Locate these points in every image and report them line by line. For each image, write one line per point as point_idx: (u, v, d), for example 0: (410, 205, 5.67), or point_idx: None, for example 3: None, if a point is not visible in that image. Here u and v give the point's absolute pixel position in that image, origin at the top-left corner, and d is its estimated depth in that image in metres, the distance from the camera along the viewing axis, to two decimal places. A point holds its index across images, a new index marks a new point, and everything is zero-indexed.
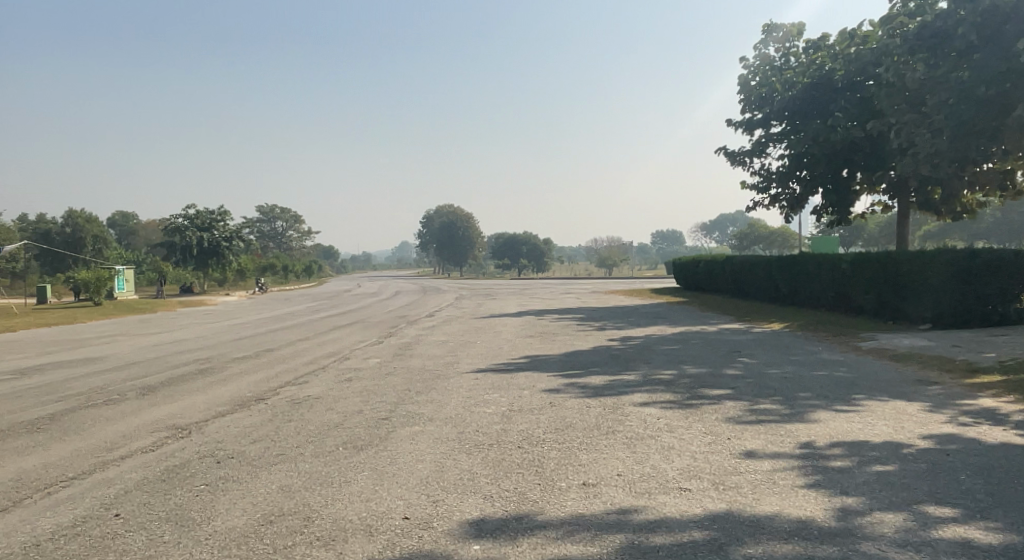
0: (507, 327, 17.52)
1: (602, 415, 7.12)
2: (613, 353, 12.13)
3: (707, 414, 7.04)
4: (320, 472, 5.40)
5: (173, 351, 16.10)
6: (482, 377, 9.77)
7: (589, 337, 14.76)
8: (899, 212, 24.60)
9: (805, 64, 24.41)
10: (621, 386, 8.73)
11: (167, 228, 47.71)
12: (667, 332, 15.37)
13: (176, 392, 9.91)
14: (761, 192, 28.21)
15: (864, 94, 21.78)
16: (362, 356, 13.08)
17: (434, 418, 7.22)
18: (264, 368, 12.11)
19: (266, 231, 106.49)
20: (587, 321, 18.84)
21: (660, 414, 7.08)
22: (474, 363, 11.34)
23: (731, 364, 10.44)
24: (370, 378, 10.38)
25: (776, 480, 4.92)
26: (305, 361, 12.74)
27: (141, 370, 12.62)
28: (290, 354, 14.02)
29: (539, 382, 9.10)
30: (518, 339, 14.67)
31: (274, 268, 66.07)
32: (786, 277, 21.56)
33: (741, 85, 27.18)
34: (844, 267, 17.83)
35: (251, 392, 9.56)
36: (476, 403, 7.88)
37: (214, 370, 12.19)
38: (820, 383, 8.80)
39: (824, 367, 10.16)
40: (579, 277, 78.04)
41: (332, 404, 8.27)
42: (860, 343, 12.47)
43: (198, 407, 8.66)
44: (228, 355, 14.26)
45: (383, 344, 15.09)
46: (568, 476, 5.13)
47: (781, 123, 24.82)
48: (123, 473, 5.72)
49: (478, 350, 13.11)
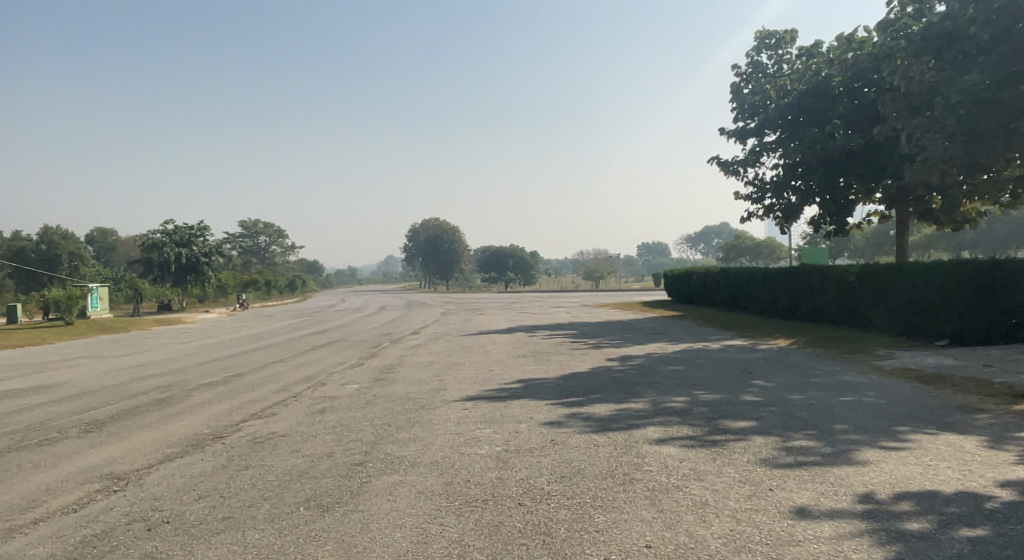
0: (497, 345, 16.45)
1: (614, 457, 6.07)
2: (615, 376, 11.09)
3: (737, 455, 6.01)
4: (272, 549, 4.34)
5: (137, 377, 14.94)
6: (473, 407, 8.74)
7: (585, 357, 13.73)
8: (899, 222, 23.84)
9: (801, 71, 23.56)
10: (630, 417, 7.69)
11: (145, 244, 46.29)
12: (669, 351, 14.37)
13: (124, 429, 8.78)
14: (754, 203, 27.40)
15: (862, 101, 20.94)
16: (340, 381, 12.00)
17: (416, 463, 6.15)
18: (231, 397, 11.01)
19: (249, 246, 104.78)
20: (581, 338, 17.82)
21: (683, 454, 6.07)
22: (463, 389, 10.28)
23: (747, 388, 9.43)
24: (346, 408, 9.32)
25: (847, 554, 3.93)
26: (277, 388, 11.64)
27: (93, 400, 11.45)
28: (262, 380, 12.91)
29: (537, 414, 8.06)
30: (510, 360, 13.61)
31: (255, 283, 64.58)
32: (787, 290, 20.63)
33: (733, 93, 26.35)
34: (851, 279, 16.92)
35: (210, 429, 8.46)
36: (466, 442, 6.82)
37: (173, 400, 11.04)
38: (854, 411, 7.82)
39: (851, 391, 9.18)
40: (567, 290, 77.01)
41: (298, 445, 7.18)
42: (882, 362, 11.53)
43: (143, 450, 7.54)
44: (194, 382, 13.12)
45: (363, 366, 14.00)
46: (585, 550, 4.10)
47: (775, 132, 23.98)
48: (29, 547, 4.63)
49: (466, 373, 12.05)
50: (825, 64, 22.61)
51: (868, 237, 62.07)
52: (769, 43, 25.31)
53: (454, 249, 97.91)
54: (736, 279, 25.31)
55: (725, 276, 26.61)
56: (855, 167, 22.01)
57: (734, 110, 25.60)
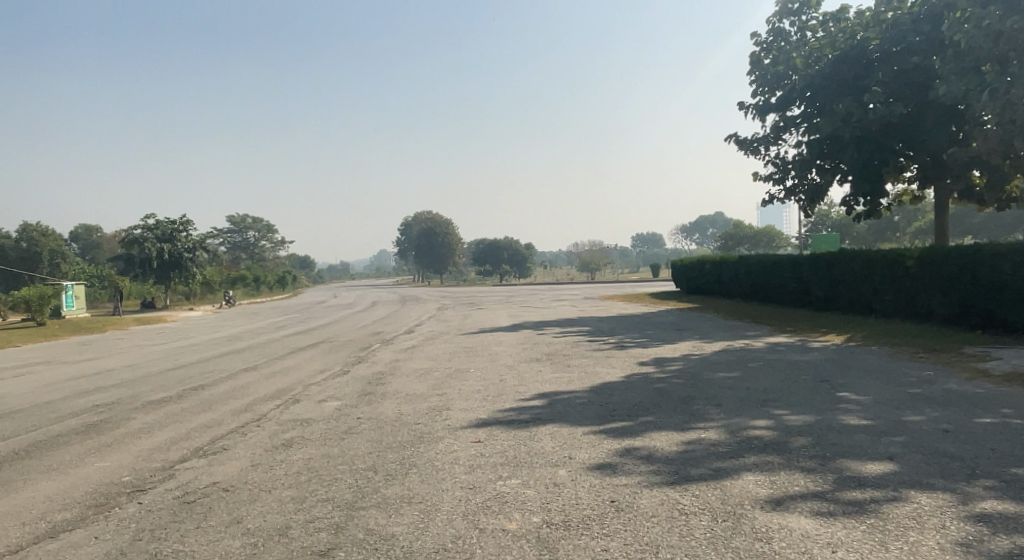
0: (504, 347, 14.22)
1: (722, 541, 3.90)
2: (657, 386, 8.92)
3: (912, 534, 3.88)
4: None
5: (83, 389, 12.73)
6: (487, 440, 6.52)
7: (611, 361, 11.54)
8: (938, 202, 21.71)
9: (830, 36, 21.37)
10: (709, 457, 5.52)
11: (125, 240, 43.78)
12: (708, 352, 12.23)
13: (18, 475, 6.55)
14: (774, 183, 25.30)
15: (903, 67, 18.89)
16: (317, 397, 9.78)
17: (413, 552, 3.98)
18: (179, 421, 8.79)
19: (237, 241, 101.98)
20: (598, 335, 15.65)
21: (829, 535, 3.91)
22: (471, 408, 8.07)
23: (840, 406, 7.27)
24: (319, 440, 7.11)
25: None
26: (239, 407, 9.44)
27: (10, 425, 9.21)
28: (226, 394, 10.70)
29: (577, 452, 5.87)
30: (521, 366, 11.43)
31: (245, 279, 62.13)
32: (823, 279, 18.49)
33: (752, 64, 24.17)
34: (908, 264, 14.82)
35: (132, 475, 6.31)
36: (488, 508, 4.65)
37: (104, 426, 8.77)
38: (1017, 442, 5.70)
39: (980, 408, 7.05)
40: (564, 281, 74.78)
41: (240, 510, 4.97)
42: (982, 365, 9.43)
43: (25, 513, 5.35)
44: (142, 398, 10.87)
45: (348, 376, 11.78)
46: None
47: (801, 105, 21.91)
48: None
49: (472, 384, 9.84)
50: (858, 28, 20.56)
51: (871, 224, 59.90)
52: (793, 9, 23.15)
53: (447, 241, 95.54)
54: (758, 267, 23.20)
55: (745, 264, 24.46)
56: (891, 142, 20.04)
57: (755, 82, 23.47)
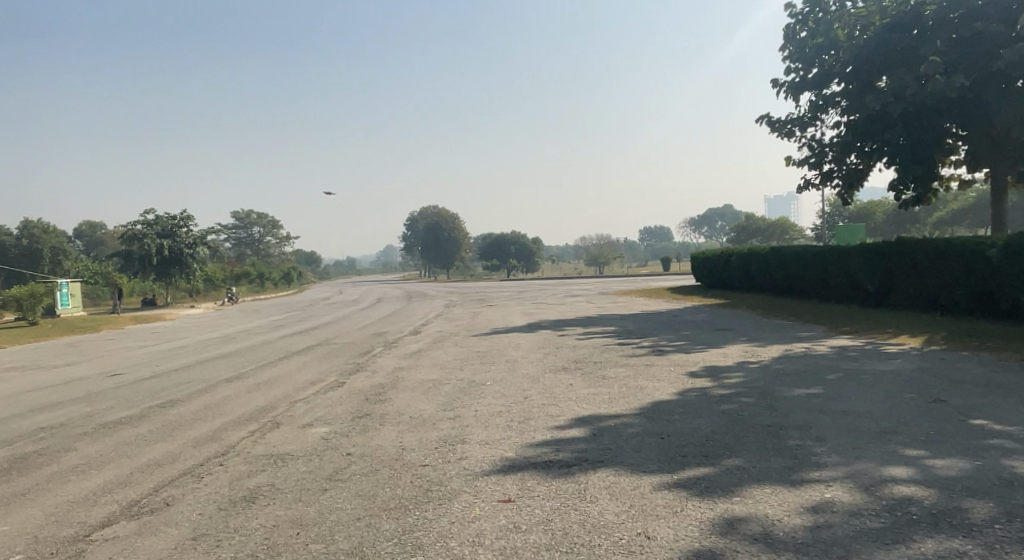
0: (523, 353, 12.34)
1: None
2: (726, 409, 7.06)
3: None
4: None
5: (38, 405, 10.93)
6: (521, 499, 4.67)
7: (655, 372, 9.64)
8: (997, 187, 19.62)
9: (876, 4, 19.33)
10: (864, 541, 3.67)
11: (124, 236, 41.94)
12: (767, 359, 10.32)
13: None
14: (809, 168, 23.33)
15: (963, 35, 16.87)
16: (302, 421, 7.97)
17: None
18: (124, 456, 6.95)
19: (242, 236, 100.48)
20: (629, 337, 13.77)
21: None
22: (493, 442, 6.21)
23: (992, 442, 5.40)
24: (293, 492, 5.29)
25: None
26: (204, 436, 7.59)
27: None
28: (195, 414, 8.92)
29: (657, 527, 4.02)
30: (549, 377, 9.57)
31: (248, 275, 60.35)
32: (876, 271, 16.51)
33: (786, 38, 22.19)
34: (988, 255, 12.85)
35: (24, 552, 4.49)
36: None
37: (27, 463, 6.94)
38: None
39: None
40: (571, 277, 72.52)
41: None
42: None
43: None
44: (94, 419, 9.04)
45: (342, 389, 9.94)
46: None
47: (843, 81, 19.94)
48: None
49: (490, 404, 7.99)
50: None
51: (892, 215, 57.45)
52: None
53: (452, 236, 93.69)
54: (795, 259, 21.26)
55: (779, 256, 22.50)
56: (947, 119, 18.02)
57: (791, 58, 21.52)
